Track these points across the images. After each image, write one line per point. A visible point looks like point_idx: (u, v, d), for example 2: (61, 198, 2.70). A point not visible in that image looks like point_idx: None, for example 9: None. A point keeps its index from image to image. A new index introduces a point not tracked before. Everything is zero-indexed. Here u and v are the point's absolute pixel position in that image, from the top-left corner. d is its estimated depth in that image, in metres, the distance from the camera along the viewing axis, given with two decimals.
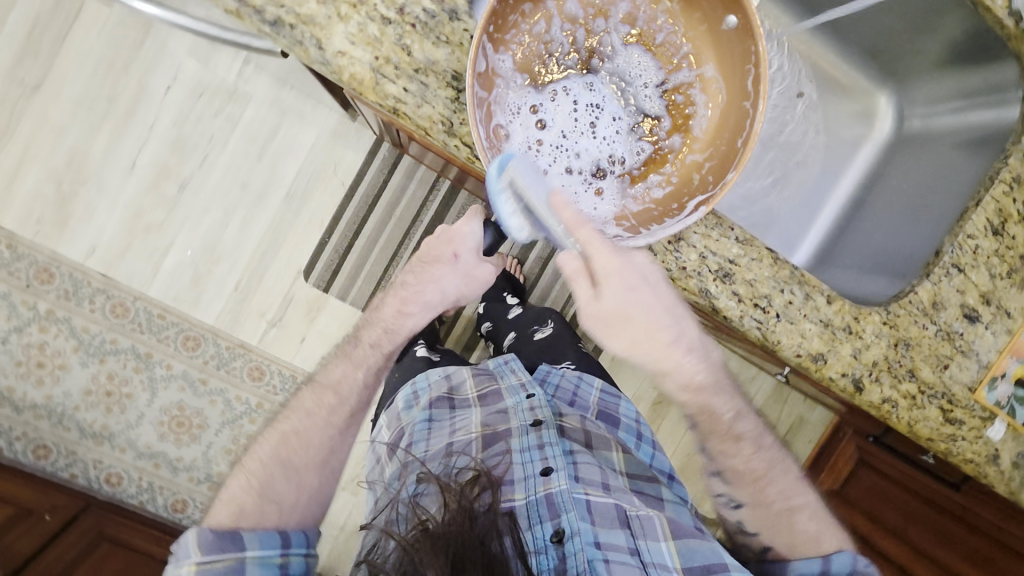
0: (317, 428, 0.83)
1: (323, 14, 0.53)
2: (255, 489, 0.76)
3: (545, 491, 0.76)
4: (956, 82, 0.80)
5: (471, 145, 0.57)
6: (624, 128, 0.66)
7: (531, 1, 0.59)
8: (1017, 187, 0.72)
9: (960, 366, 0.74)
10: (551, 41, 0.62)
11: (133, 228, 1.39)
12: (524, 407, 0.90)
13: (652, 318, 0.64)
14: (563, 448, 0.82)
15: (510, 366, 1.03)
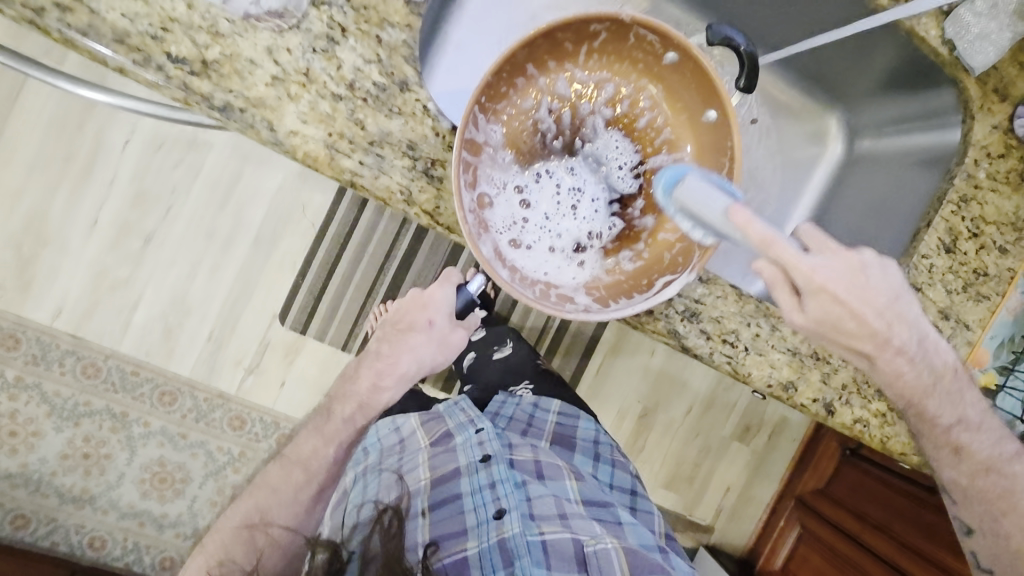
0: (282, 505, 0.84)
1: (273, 96, 0.53)
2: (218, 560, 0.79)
3: (498, 535, 0.81)
4: (898, 106, 0.83)
5: (431, 211, 0.58)
6: (602, 202, 0.69)
7: (524, 76, 0.62)
8: (965, 206, 0.75)
9: None
10: (538, 119, 0.66)
11: (99, 285, 1.36)
12: (473, 443, 0.92)
13: (867, 307, 0.63)
14: (514, 482, 0.86)
15: (460, 406, 1.03)
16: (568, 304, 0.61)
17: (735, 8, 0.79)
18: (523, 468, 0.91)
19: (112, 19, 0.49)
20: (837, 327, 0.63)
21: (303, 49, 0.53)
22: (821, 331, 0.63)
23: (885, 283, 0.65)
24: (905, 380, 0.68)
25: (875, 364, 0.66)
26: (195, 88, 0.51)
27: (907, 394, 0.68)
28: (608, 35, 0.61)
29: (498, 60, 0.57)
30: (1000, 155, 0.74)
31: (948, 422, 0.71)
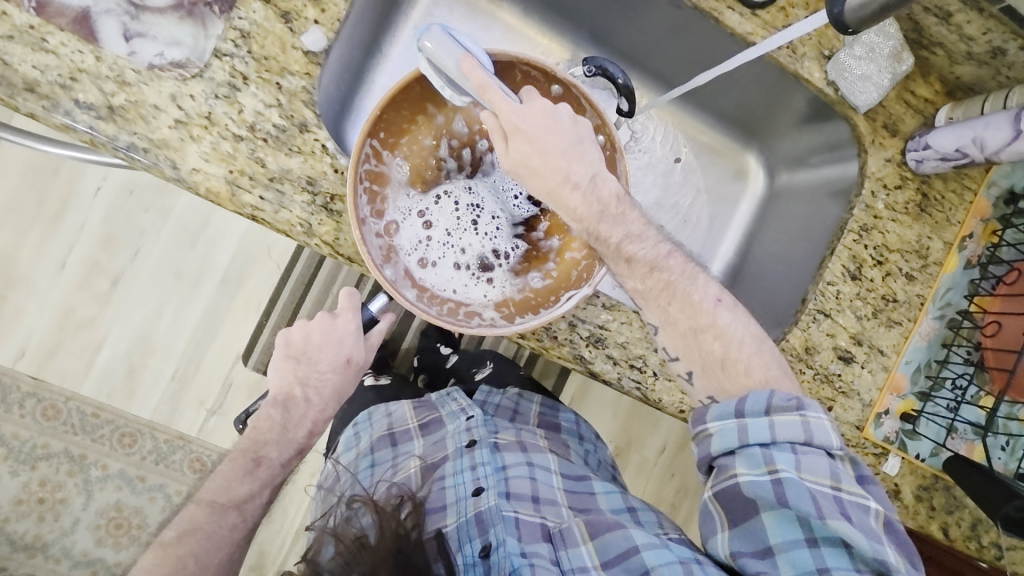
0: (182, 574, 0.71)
1: (176, 137, 0.57)
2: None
3: (475, 511, 0.79)
4: (804, 142, 0.86)
5: (331, 242, 0.61)
6: (503, 222, 0.69)
7: (425, 114, 0.64)
8: (866, 235, 0.78)
9: (844, 406, 0.78)
10: (439, 155, 0.67)
11: (63, 325, 1.37)
12: (462, 430, 0.91)
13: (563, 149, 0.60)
14: (495, 465, 0.84)
15: (451, 396, 1.01)
16: (475, 319, 0.63)
17: (642, 55, 0.84)
18: (508, 450, 0.89)
19: (24, 70, 0.54)
20: (528, 168, 0.60)
21: (206, 95, 0.57)
22: (523, 177, 0.62)
23: (573, 129, 0.61)
24: (580, 215, 0.62)
25: (558, 204, 0.62)
26: (102, 132, 0.55)
27: (581, 224, 0.62)
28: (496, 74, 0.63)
29: (388, 92, 0.59)
30: (897, 186, 0.79)
31: (617, 239, 0.62)
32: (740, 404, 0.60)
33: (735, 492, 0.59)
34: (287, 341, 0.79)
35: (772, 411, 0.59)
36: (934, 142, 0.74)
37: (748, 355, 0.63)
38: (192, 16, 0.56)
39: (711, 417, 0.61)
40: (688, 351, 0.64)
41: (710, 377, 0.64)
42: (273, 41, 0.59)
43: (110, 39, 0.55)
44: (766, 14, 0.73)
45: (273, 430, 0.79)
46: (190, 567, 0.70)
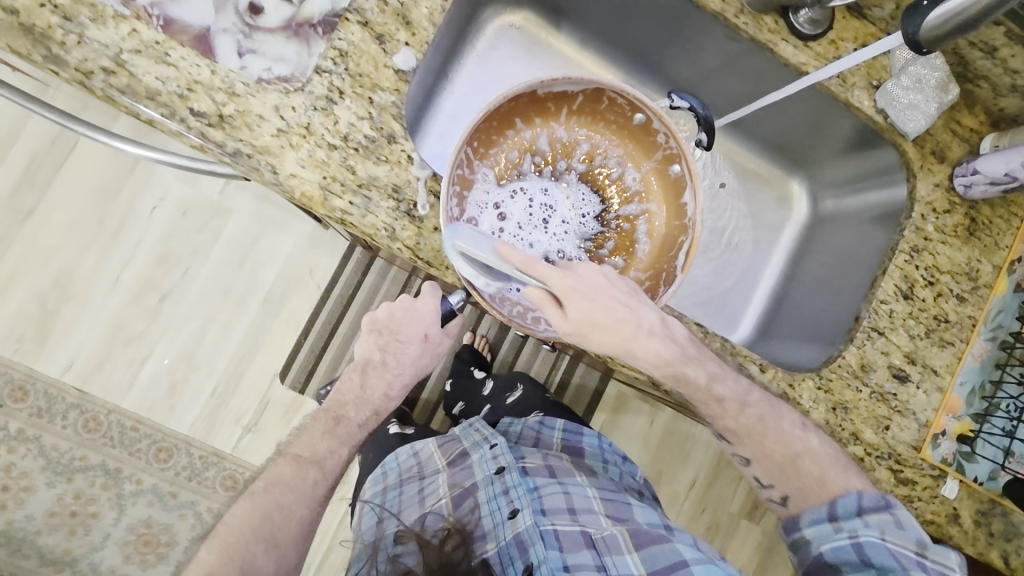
0: (297, 500, 0.84)
1: (277, 144, 0.61)
2: (234, 563, 0.76)
3: (513, 533, 0.80)
4: (851, 168, 0.90)
5: (413, 247, 0.65)
6: (572, 233, 0.72)
7: (513, 127, 0.68)
8: (917, 256, 0.80)
9: (900, 426, 0.78)
10: (521, 169, 0.71)
11: (112, 340, 1.41)
12: (488, 458, 0.92)
13: (615, 305, 0.61)
14: (528, 487, 0.85)
15: (474, 427, 1.05)
16: (541, 324, 0.65)
17: (696, 86, 0.89)
18: (538, 473, 0.89)
19: (147, 81, 0.58)
20: (593, 323, 0.60)
21: (305, 107, 0.62)
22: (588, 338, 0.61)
23: (622, 284, 0.64)
24: (664, 359, 0.64)
25: (635, 354, 0.62)
26: (211, 137, 0.60)
27: (666, 367, 0.64)
28: (584, 99, 0.68)
29: (488, 106, 0.62)
30: (945, 210, 0.81)
31: (700, 385, 0.67)
32: (832, 508, 0.74)
33: (820, 566, 0.75)
34: (373, 318, 0.92)
35: (863, 511, 0.73)
36: (983, 167, 0.77)
37: (844, 473, 0.74)
38: (298, 36, 0.62)
39: (805, 524, 0.77)
40: (786, 478, 0.77)
41: (807, 496, 0.77)
42: (368, 60, 0.64)
43: (224, 54, 0.60)
44: (817, 46, 0.77)
45: (353, 391, 0.92)
46: (276, 514, 0.83)
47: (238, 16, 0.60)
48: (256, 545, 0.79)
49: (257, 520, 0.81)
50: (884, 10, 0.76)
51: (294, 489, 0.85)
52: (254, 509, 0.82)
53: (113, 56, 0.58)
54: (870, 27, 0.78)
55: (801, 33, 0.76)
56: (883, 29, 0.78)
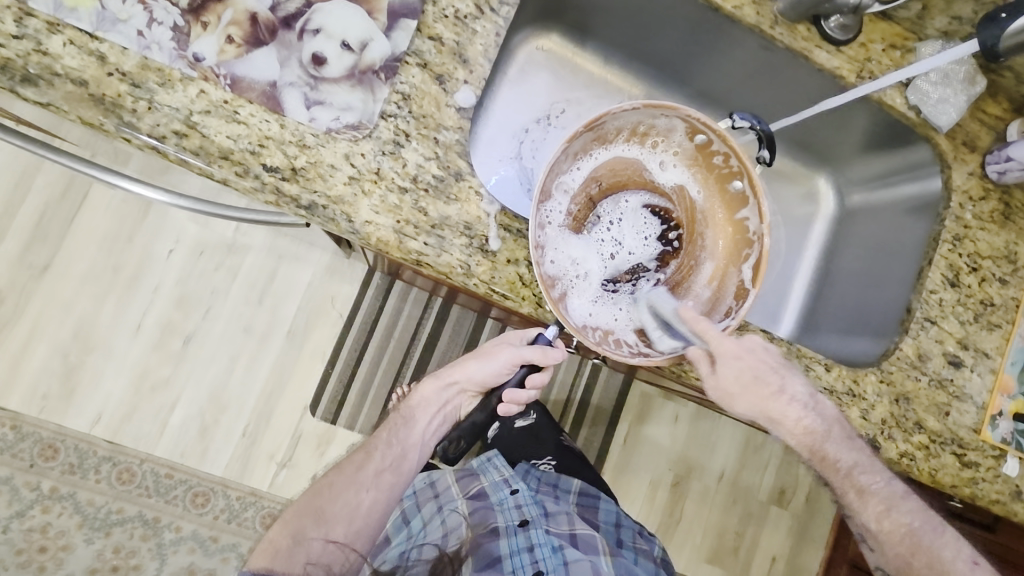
0: (346, 480, 0.89)
1: (350, 192, 0.62)
2: (289, 531, 0.85)
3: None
4: (879, 163, 0.93)
5: (489, 281, 0.65)
6: (640, 258, 0.75)
7: (580, 155, 0.70)
8: (959, 243, 0.82)
9: (960, 410, 0.81)
10: (588, 196, 0.73)
11: (138, 389, 1.39)
12: (513, 507, 1.00)
13: (757, 368, 0.67)
14: (552, 547, 0.92)
15: (493, 464, 1.12)
16: (624, 346, 0.68)
17: (727, 96, 0.91)
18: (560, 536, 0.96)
19: (219, 140, 0.58)
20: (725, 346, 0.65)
21: (374, 153, 0.62)
22: (744, 393, 0.67)
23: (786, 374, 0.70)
24: (801, 429, 0.69)
25: (770, 415, 0.69)
26: (286, 191, 0.60)
27: (805, 440, 0.69)
28: (647, 123, 0.71)
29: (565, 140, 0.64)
30: (981, 197, 0.83)
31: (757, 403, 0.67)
32: None
33: None
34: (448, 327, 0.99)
35: None
36: (1015, 154, 0.79)
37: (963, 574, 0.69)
38: (362, 83, 0.62)
39: None
40: (901, 573, 0.72)
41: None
42: (429, 100, 0.64)
43: (292, 107, 0.60)
44: (849, 50, 0.79)
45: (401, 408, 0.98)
46: (326, 488, 0.89)
47: (302, 68, 0.60)
48: (312, 524, 0.85)
49: (318, 502, 0.87)
50: (909, 10, 0.78)
51: (353, 476, 0.89)
52: (318, 493, 0.89)
53: (183, 118, 0.58)
54: (896, 27, 0.81)
55: (833, 39, 0.78)
56: (909, 28, 0.81)
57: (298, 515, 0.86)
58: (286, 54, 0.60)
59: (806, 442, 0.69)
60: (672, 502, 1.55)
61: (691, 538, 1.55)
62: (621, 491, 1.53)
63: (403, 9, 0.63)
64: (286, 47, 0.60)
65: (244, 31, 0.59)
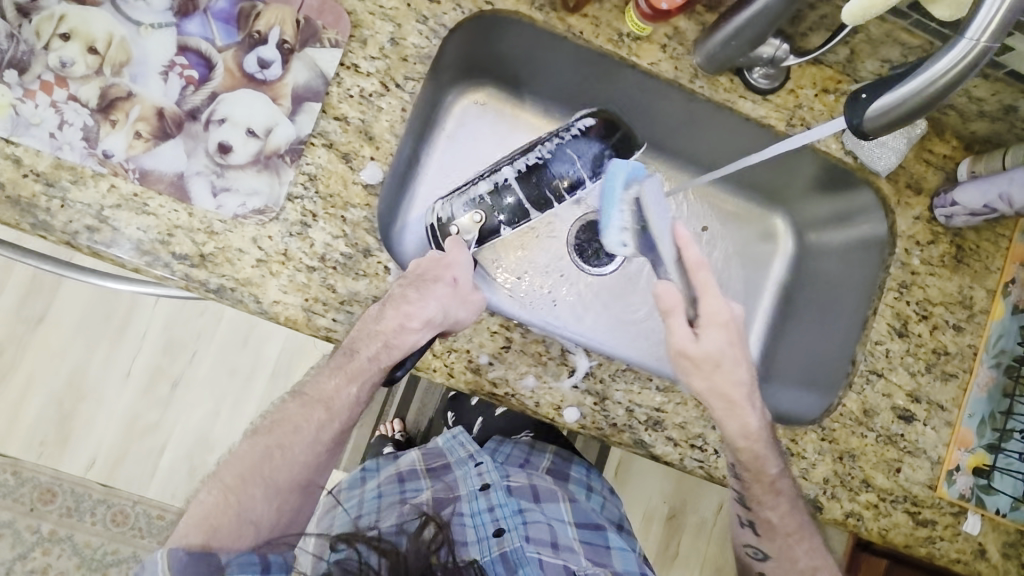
0: (302, 442, 0.64)
1: (257, 274, 0.63)
2: (227, 508, 0.60)
3: (500, 551, 0.74)
4: (830, 203, 0.88)
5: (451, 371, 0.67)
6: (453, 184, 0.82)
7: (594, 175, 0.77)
8: (907, 291, 0.80)
9: (912, 466, 0.77)
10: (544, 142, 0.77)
11: (129, 433, 1.44)
12: (472, 474, 0.84)
13: (736, 369, 0.62)
14: (514, 508, 0.78)
15: (457, 439, 0.93)
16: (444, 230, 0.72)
17: (667, 139, 0.89)
18: (521, 493, 0.83)
19: (130, 232, 0.61)
20: (715, 369, 0.62)
21: (281, 234, 0.64)
22: (693, 369, 0.62)
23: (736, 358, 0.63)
24: (733, 400, 0.63)
25: (718, 399, 0.63)
26: (195, 277, 0.62)
27: (727, 403, 0.63)
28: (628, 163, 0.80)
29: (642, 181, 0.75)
30: (930, 241, 0.80)
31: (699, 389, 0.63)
32: None
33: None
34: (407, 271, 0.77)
35: None
36: (961, 199, 0.76)
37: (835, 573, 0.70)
38: (268, 167, 0.64)
39: None
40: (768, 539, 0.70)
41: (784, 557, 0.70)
42: (336, 179, 0.66)
43: (199, 196, 0.63)
44: (776, 98, 0.78)
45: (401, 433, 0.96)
46: (278, 459, 0.63)
47: (209, 158, 0.63)
48: (256, 488, 0.62)
49: (253, 460, 0.63)
50: (839, 57, 0.76)
51: (297, 431, 0.64)
52: (253, 448, 0.63)
53: (95, 213, 0.61)
54: (828, 70, 0.79)
55: (757, 89, 0.77)
56: (842, 71, 0.79)
57: (232, 476, 0.62)
58: (193, 145, 0.63)
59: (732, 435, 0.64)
60: (667, 536, 1.51)
61: (690, 569, 1.51)
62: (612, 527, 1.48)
63: (307, 93, 0.65)
64: (193, 138, 0.63)
65: (152, 126, 0.62)
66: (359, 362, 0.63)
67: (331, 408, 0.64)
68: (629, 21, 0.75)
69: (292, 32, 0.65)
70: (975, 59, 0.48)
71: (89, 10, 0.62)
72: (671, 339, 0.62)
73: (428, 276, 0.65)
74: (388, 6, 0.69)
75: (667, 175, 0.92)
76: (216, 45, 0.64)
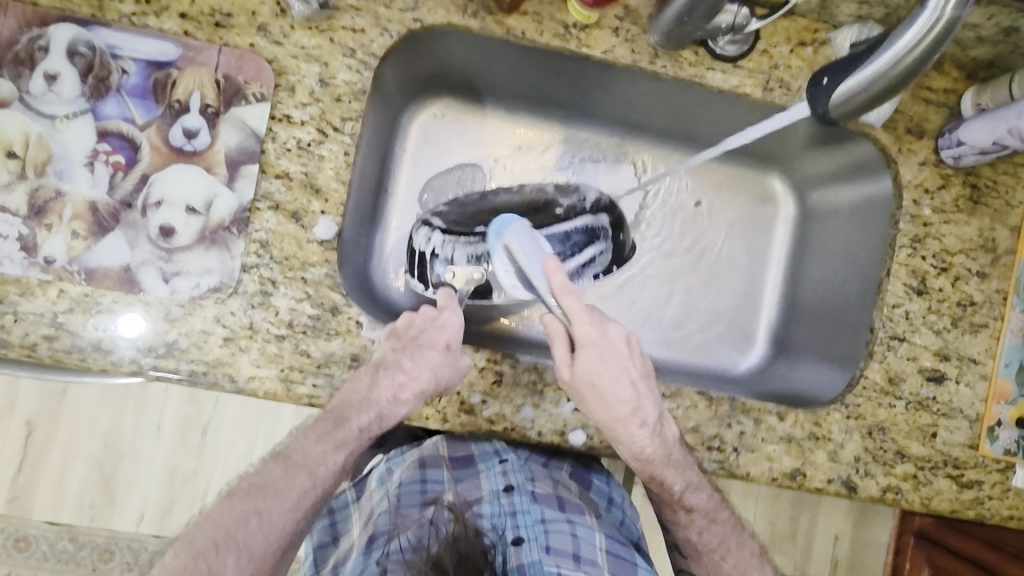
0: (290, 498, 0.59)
1: (228, 353, 0.61)
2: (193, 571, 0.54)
3: (517, 562, 0.63)
4: (830, 157, 0.81)
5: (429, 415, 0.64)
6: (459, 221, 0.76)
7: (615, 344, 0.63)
8: (921, 245, 0.73)
9: (949, 428, 0.72)
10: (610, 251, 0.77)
11: (171, 483, 1.45)
12: (496, 471, 0.74)
13: (619, 390, 0.60)
14: (536, 517, 0.67)
15: None
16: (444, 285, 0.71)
17: (641, 119, 0.81)
18: (548, 501, 0.69)
19: (89, 333, 0.59)
20: (595, 387, 0.60)
21: (244, 308, 0.61)
22: (580, 395, 0.61)
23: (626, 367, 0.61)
24: (647, 454, 0.62)
25: (617, 436, 0.62)
26: (164, 367, 0.60)
27: (646, 465, 0.63)
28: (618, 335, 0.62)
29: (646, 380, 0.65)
30: (939, 187, 0.73)
31: (678, 488, 0.65)
32: None
33: None
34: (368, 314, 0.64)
35: None
36: (967, 138, 0.69)
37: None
38: (215, 243, 0.61)
39: None
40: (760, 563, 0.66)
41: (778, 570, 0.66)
42: (289, 240, 0.62)
43: (150, 285, 0.60)
44: (747, 63, 0.71)
45: None
46: (252, 525, 0.57)
47: (152, 244, 0.60)
48: (228, 552, 0.56)
49: (231, 520, 0.57)
50: (811, 4, 0.68)
51: (280, 492, 0.59)
52: (230, 509, 0.58)
53: (50, 320, 0.59)
54: (801, 20, 0.71)
55: (725, 57, 0.70)
56: (817, 18, 0.71)
57: (203, 538, 0.56)
58: (133, 234, 0.60)
59: (648, 469, 0.63)
60: None
61: None
62: None
63: (242, 155, 0.61)
64: (132, 226, 0.60)
65: (88, 222, 0.59)
66: (349, 431, 0.60)
67: (317, 472, 0.61)
68: (572, 10, 0.67)
69: (214, 94, 0.61)
70: (944, 32, 0.45)
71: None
72: (560, 371, 0.61)
73: (423, 341, 0.62)
74: (310, 46, 0.63)
75: (650, 154, 0.85)
76: (137, 123, 0.60)
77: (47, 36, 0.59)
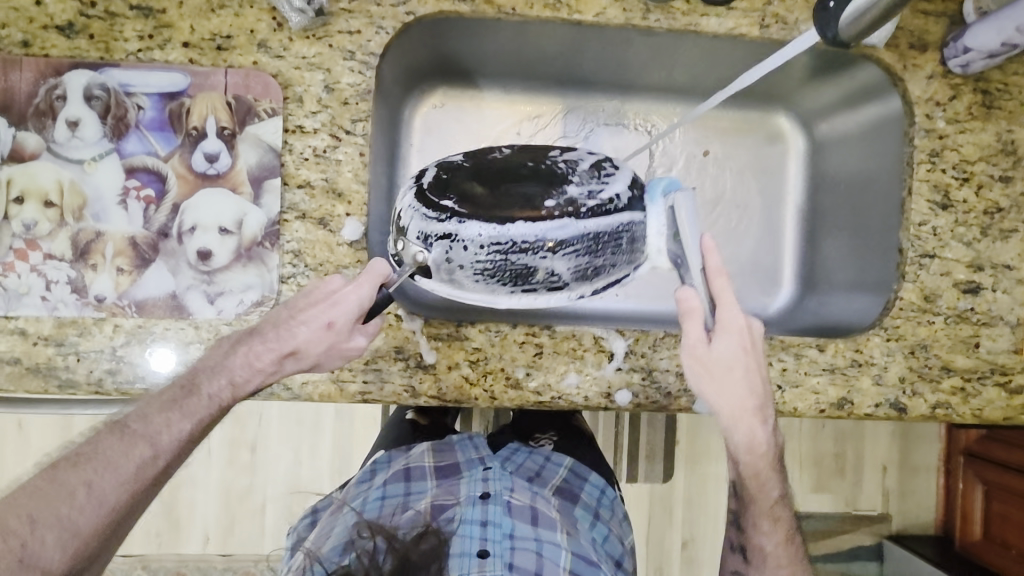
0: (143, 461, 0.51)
1: None
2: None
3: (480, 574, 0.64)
4: (834, 86, 0.80)
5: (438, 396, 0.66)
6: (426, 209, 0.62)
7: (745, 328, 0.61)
8: (940, 158, 0.73)
9: (992, 337, 0.73)
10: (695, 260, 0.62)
11: (228, 501, 1.43)
12: (477, 479, 0.76)
13: (749, 378, 0.60)
14: (505, 530, 0.68)
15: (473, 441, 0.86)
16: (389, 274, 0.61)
17: (639, 77, 0.82)
18: (522, 514, 0.71)
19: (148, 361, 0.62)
20: (726, 371, 0.59)
21: None
22: (709, 378, 0.60)
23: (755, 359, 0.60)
24: (759, 448, 0.62)
25: (731, 431, 0.61)
26: None
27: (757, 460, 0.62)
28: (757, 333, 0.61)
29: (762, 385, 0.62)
30: (951, 98, 0.73)
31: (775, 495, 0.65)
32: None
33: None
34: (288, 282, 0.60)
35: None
36: (973, 44, 0.68)
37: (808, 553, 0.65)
38: (252, 259, 0.63)
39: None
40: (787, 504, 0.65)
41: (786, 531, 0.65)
42: (321, 247, 0.64)
43: (197, 308, 0.62)
44: (740, 3, 0.70)
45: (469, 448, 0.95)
46: (82, 496, 0.47)
47: (193, 269, 0.62)
48: (47, 529, 0.45)
49: (48, 494, 0.46)
50: None
51: (117, 462, 0.49)
52: (54, 478, 0.47)
53: (110, 354, 0.62)
54: None
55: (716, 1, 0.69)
56: None
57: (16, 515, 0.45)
58: (174, 262, 0.62)
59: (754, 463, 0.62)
60: None
61: None
62: (714, 476, 1.30)
63: (263, 172, 0.63)
64: (172, 255, 0.62)
65: (130, 257, 0.62)
66: (199, 400, 0.55)
67: (160, 442, 0.52)
68: None
69: (228, 116, 0.63)
70: None
71: (30, 164, 0.61)
72: (690, 350, 0.59)
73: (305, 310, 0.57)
74: (311, 55, 0.64)
75: (652, 112, 0.85)
76: (160, 155, 0.62)
77: (63, 84, 0.61)
